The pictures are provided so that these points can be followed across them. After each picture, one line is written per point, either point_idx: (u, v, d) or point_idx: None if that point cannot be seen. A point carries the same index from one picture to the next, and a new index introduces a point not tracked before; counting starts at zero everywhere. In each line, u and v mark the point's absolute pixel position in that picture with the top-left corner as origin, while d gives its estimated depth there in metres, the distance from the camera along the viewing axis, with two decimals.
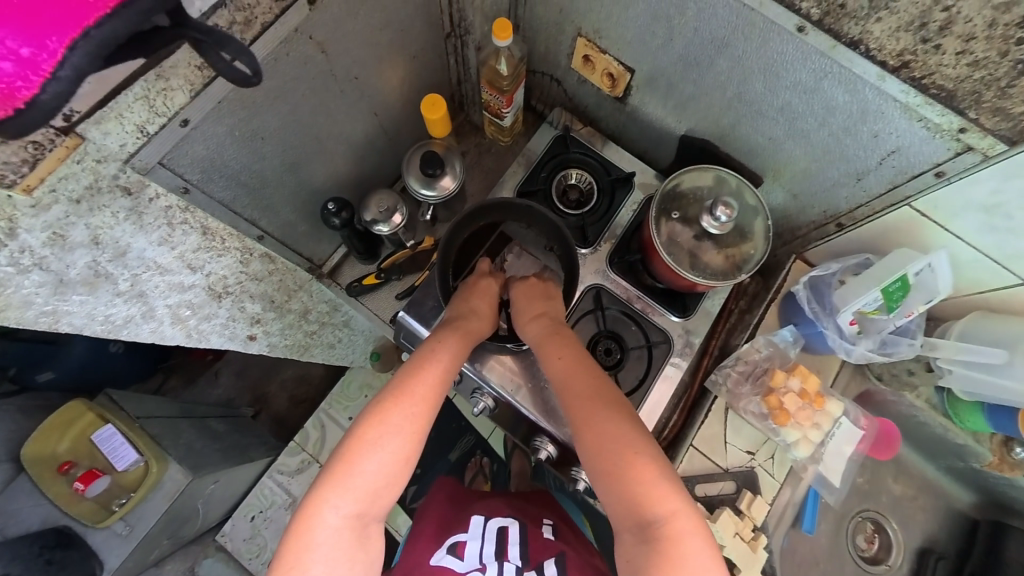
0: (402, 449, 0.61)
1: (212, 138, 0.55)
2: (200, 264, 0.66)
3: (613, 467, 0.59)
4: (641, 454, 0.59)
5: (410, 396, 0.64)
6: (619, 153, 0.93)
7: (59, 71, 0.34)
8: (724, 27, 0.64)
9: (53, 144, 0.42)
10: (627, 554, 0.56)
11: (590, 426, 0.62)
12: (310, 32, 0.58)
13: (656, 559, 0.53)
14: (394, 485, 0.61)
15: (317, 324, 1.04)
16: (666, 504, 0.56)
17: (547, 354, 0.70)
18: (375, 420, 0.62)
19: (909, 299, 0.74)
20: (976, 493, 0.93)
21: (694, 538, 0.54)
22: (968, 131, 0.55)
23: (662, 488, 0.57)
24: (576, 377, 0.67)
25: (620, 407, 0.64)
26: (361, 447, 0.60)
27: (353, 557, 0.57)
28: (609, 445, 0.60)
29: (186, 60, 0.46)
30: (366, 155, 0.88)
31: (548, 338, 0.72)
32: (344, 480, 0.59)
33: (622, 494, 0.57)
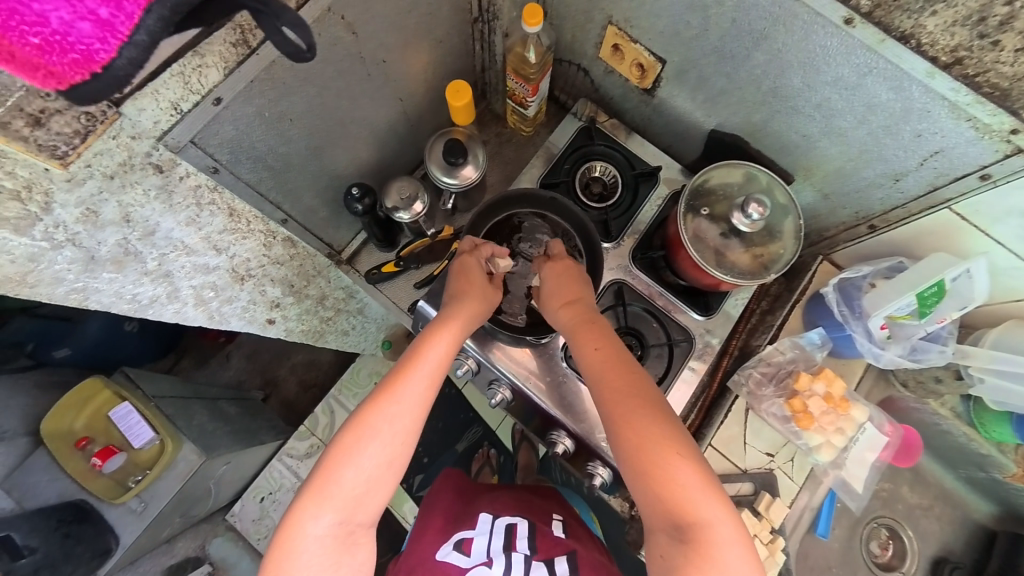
0: (386, 454, 0.60)
1: (241, 118, 0.54)
2: (224, 246, 0.65)
3: (652, 467, 0.57)
4: (681, 457, 0.57)
5: (396, 400, 0.61)
6: (643, 147, 0.92)
7: (136, 35, 0.31)
8: (765, 18, 0.62)
9: (106, 114, 0.42)
10: (661, 551, 0.56)
11: (630, 424, 0.60)
12: (341, 11, 0.57)
13: (691, 557, 0.54)
14: (381, 489, 0.60)
15: (333, 311, 1.04)
16: (706, 508, 0.55)
17: (582, 344, 0.67)
18: (358, 429, 0.60)
19: (945, 305, 0.71)
20: (995, 505, 0.92)
21: (728, 541, 0.54)
22: (1020, 132, 0.52)
23: (702, 491, 0.55)
24: (611, 371, 0.64)
25: (660, 405, 0.61)
26: (341, 457, 0.59)
27: (339, 563, 0.57)
28: (651, 444, 0.58)
29: (222, 37, 0.45)
30: (388, 141, 0.87)
31: (581, 328, 0.69)
32: (323, 491, 0.58)
33: (660, 494, 0.56)
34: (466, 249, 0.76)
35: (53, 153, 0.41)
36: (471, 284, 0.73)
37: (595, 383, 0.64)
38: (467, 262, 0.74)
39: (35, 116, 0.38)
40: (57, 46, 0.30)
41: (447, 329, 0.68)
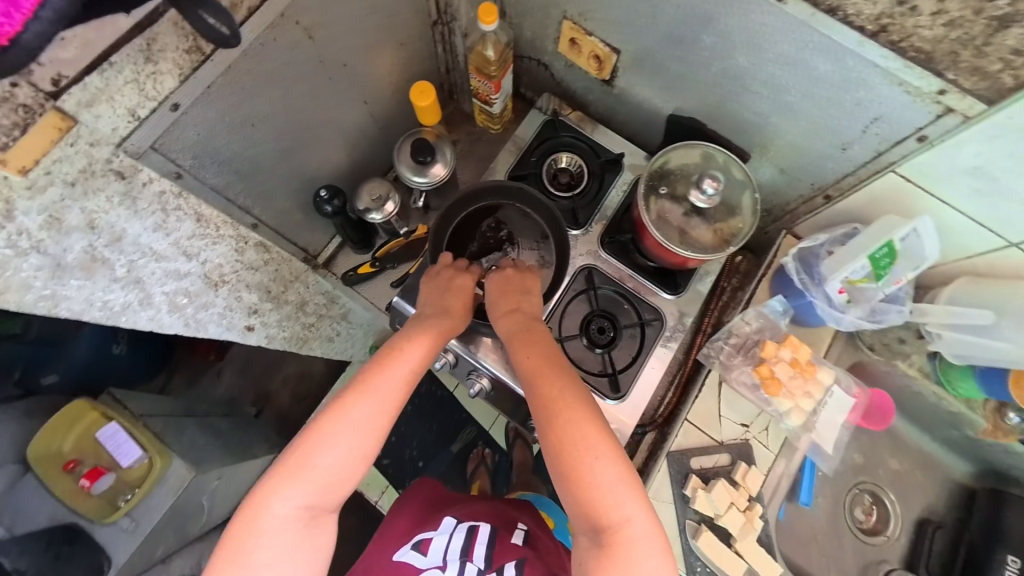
0: (359, 447, 0.60)
1: (202, 123, 0.56)
2: (195, 251, 0.66)
3: (569, 472, 0.57)
4: (600, 461, 0.57)
5: (372, 393, 0.62)
6: (608, 136, 0.95)
7: (40, 12, 0.33)
8: (707, 3, 0.65)
9: (44, 106, 0.42)
10: (582, 553, 0.58)
11: (552, 428, 0.60)
12: (297, 17, 0.58)
13: (605, 561, 0.55)
14: (350, 478, 0.61)
15: (315, 316, 1.05)
16: (620, 510, 0.56)
17: (517, 350, 0.68)
18: (333, 416, 0.61)
19: (900, 266, 0.73)
20: (971, 462, 0.94)
21: (645, 543, 0.55)
22: (948, 92, 0.55)
23: (621, 496, 0.56)
24: (542, 378, 0.64)
25: (586, 411, 0.60)
26: (313, 443, 0.59)
27: (300, 545, 0.58)
28: (570, 450, 0.58)
29: (174, 44, 0.47)
30: (359, 145, 0.89)
31: (518, 336, 0.70)
32: (293, 474, 0.58)
33: (578, 499, 0.57)
34: (445, 263, 0.79)
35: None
36: (456, 298, 0.75)
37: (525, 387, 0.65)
38: (458, 279, 0.77)
39: None
40: None
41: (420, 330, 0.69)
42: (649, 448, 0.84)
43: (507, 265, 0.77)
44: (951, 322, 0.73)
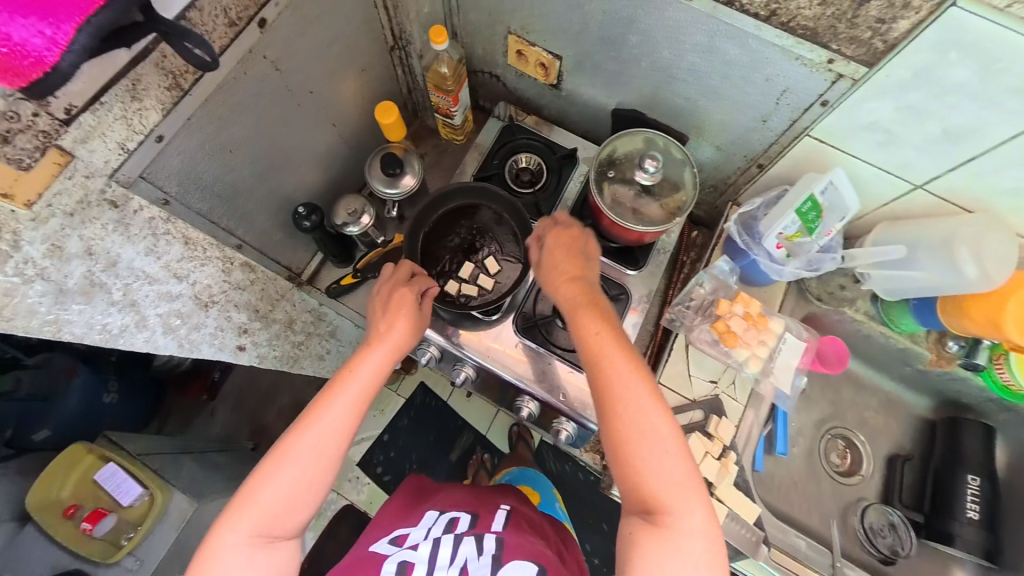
0: (303, 477, 0.64)
1: (185, 152, 0.62)
2: (185, 273, 0.71)
3: (633, 452, 0.56)
4: (663, 448, 0.56)
5: (315, 424, 0.66)
6: (562, 135, 1.03)
7: (74, 46, 0.38)
8: (628, 6, 0.74)
9: (61, 130, 0.48)
10: (629, 530, 0.57)
11: (618, 408, 0.58)
12: (263, 51, 0.65)
13: (658, 544, 0.54)
14: (300, 506, 0.64)
15: (303, 335, 1.10)
16: (679, 497, 0.55)
17: (578, 322, 0.65)
18: (278, 453, 0.65)
19: (827, 217, 0.80)
20: (927, 395, 1.03)
21: (696, 535, 0.54)
22: (836, 61, 0.64)
23: (678, 486, 0.55)
24: (612, 353, 0.61)
25: (651, 400, 0.58)
26: (261, 476, 0.64)
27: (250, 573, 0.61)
28: (633, 437, 0.57)
29: (156, 83, 0.53)
30: (332, 166, 0.96)
31: (582, 305, 0.67)
32: (242, 506, 0.63)
33: (638, 480, 0.56)
34: (395, 281, 0.80)
35: (19, 166, 0.46)
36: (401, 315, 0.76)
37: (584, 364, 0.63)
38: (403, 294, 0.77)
39: (3, 136, 0.44)
40: (13, 54, 0.37)
41: (363, 355, 0.72)
42: None
43: (571, 229, 0.76)
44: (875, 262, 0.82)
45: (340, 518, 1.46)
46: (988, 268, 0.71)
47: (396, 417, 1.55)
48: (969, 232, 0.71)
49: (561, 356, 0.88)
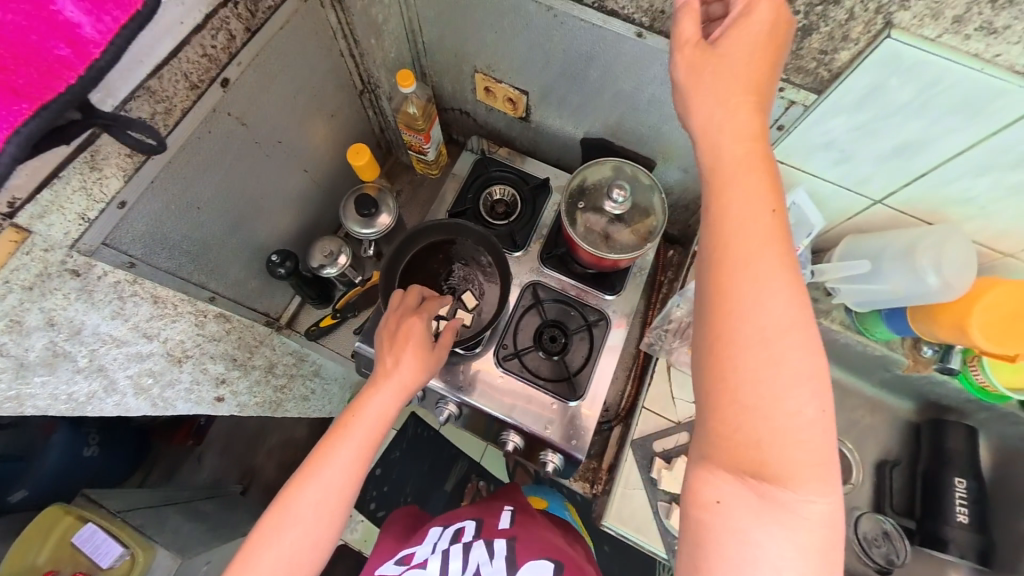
0: (306, 536, 0.63)
1: (150, 215, 0.61)
2: (155, 332, 0.69)
3: (762, 384, 0.41)
4: (796, 401, 0.41)
5: (317, 477, 0.64)
6: (536, 166, 1.05)
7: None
8: (587, 44, 0.76)
9: (3, 226, 0.47)
10: (719, 492, 0.42)
11: (756, 319, 0.42)
12: (227, 109, 0.65)
13: (762, 517, 0.41)
14: (303, 562, 0.62)
15: (285, 377, 1.08)
16: (808, 469, 0.41)
17: (725, 196, 0.44)
18: (279, 510, 0.63)
19: (794, 234, 0.80)
20: (910, 399, 1.04)
21: (807, 524, 0.41)
22: (787, 88, 0.66)
23: (799, 454, 0.41)
24: (767, 240, 0.43)
25: (793, 333, 0.42)
26: (263, 534, 0.62)
27: None
28: (749, 374, 0.42)
29: (115, 150, 0.53)
30: (306, 209, 0.95)
31: (749, 162, 0.44)
32: (245, 564, 0.61)
33: (757, 434, 0.41)
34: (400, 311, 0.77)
35: None
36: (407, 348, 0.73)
37: (707, 258, 0.44)
38: (408, 324, 0.75)
39: None
40: None
41: (366, 398, 0.69)
42: (617, 441, 0.95)
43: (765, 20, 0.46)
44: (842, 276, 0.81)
45: (335, 561, 1.42)
46: (949, 277, 0.70)
47: (388, 451, 1.52)
48: (928, 240, 0.71)
49: (543, 387, 0.89)
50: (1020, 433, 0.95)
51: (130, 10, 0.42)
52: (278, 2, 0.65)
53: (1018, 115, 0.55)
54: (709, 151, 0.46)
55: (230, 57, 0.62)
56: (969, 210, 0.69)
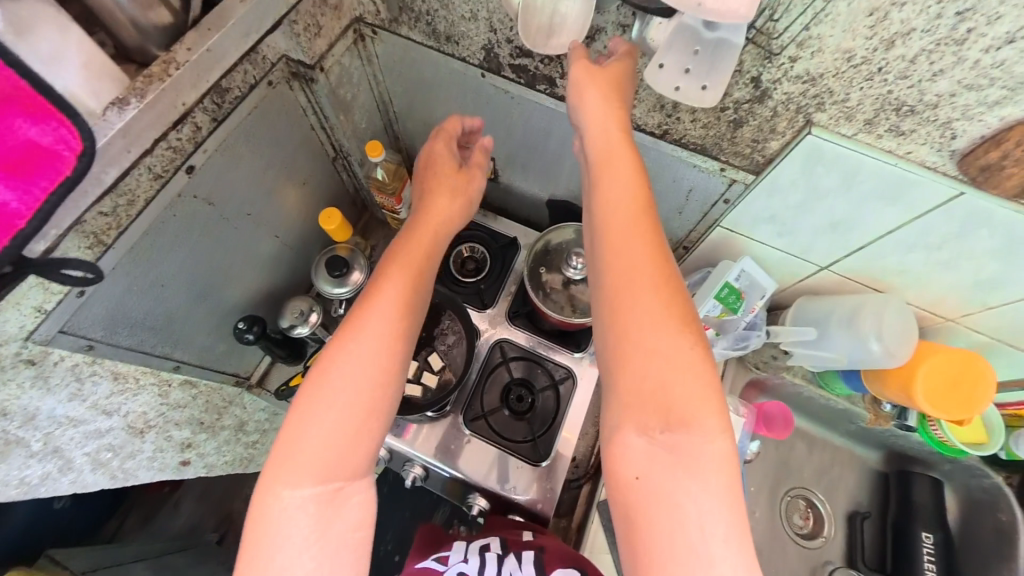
0: (363, 393, 0.52)
1: (111, 298, 0.63)
2: (115, 407, 0.70)
3: (637, 335, 0.49)
4: (680, 344, 0.48)
5: (365, 325, 0.54)
6: (502, 223, 1.07)
7: None
8: (545, 121, 0.80)
9: None
10: (635, 463, 0.47)
11: (628, 276, 0.50)
12: (194, 192, 0.68)
13: (672, 470, 0.46)
14: (357, 449, 0.52)
15: (258, 433, 1.07)
16: (700, 415, 0.47)
17: (602, 179, 0.54)
18: (325, 372, 0.53)
19: (749, 296, 0.84)
20: (877, 449, 1.05)
21: (707, 454, 0.46)
22: (727, 169, 0.69)
23: (689, 385, 0.47)
24: (630, 212, 0.52)
25: (672, 280, 0.50)
26: (307, 402, 0.52)
27: (326, 530, 0.50)
28: (639, 321, 0.49)
29: (76, 245, 0.55)
30: (277, 271, 0.97)
31: (611, 157, 0.54)
32: (291, 460, 0.50)
33: (648, 382, 0.48)
34: (438, 146, 0.70)
35: None
36: (441, 191, 0.67)
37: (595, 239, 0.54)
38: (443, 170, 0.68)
39: None
40: None
41: (392, 264, 0.59)
42: (586, 499, 0.95)
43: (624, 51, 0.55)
44: (795, 339, 0.85)
45: None
46: (890, 344, 0.74)
47: None
48: (871, 308, 0.75)
49: (509, 449, 0.90)
50: (983, 485, 0.96)
51: (58, 178, 0.45)
52: (245, 92, 0.67)
53: (937, 203, 0.58)
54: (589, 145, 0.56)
55: (196, 146, 0.64)
56: (908, 280, 0.72)
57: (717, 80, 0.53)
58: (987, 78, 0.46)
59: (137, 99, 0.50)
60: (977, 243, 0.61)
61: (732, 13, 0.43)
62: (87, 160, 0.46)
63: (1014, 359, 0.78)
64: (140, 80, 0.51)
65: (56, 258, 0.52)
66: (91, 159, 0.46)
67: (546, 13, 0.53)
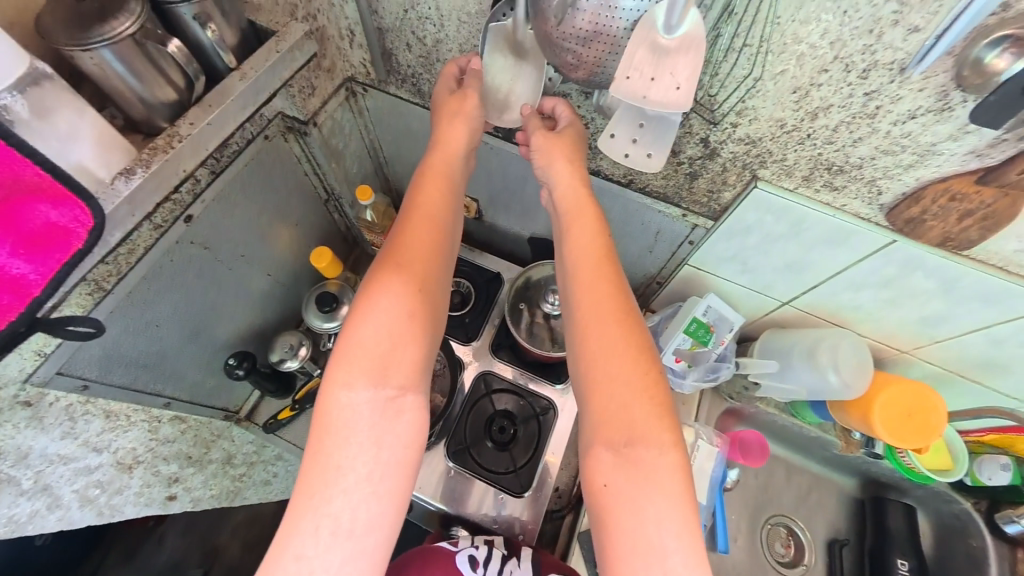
0: (406, 306, 0.55)
1: (108, 340, 0.66)
2: (105, 444, 0.73)
3: (603, 350, 0.53)
4: (637, 364, 0.52)
5: (405, 246, 0.58)
6: (486, 258, 1.11)
7: None
8: (523, 168, 0.86)
9: None
10: (603, 475, 0.50)
11: (591, 304, 0.55)
12: (191, 238, 0.72)
13: (635, 482, 0.49)
14: (406, 353, 0.54)
15: (245, 465, 1.08)
16: (655, 431, 0.50)
17: (571, 228, 0.59)
18: (370, 288, 0.55)
19: (717, 330, 0.89)
20: (853, 476, 1.08)
21: (666, 474, 0.49)
22: (689, 215, 0.75)
23: (647, 407, 0.51)
24: (593, 247, 0.57)
25: (633, 317, 0.55)
26: (355, 315, 0.54)
27: (380, 437, 0.51)
28: (602, 347, 0.53)
29: (79, 292, 0.59)
30: (268, 306, 1.00)
31: (580, 204, 0.60)
32: (350, 357, 0.53)
33: (611, 399, 0.52)
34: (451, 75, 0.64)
35: None
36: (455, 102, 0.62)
37: (565, 276, 0.59)
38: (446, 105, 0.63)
39: None
40: None
41: (431, 188, 0.61)
42: (569, 530, 0.95)
43: (568, 124, 0.63)
44: (760, 371, 0.90)
45: None
46: (846, 376, 0.79)
47: None
48: (828, 343, 0.80)
49: (491, 480, 0.92)
50: (954, 510, 0.99)
51: (68, 252, 0.49)
52: (242, 146, 0.73)
53: (874, 249, 0.64)
54: (559, 201, 0.61)
55: (195, 196, 0.69)
56: (859, 315, 0.77)
57: (660, 150, 0.59)
58: (899, 145, 0.52)
59: (142, 168, 0.55)
60: (912, 284, 0.67)
61: (674, 103, 0.50)
62: (96, 233, 0.51)
63: (967, 389, 0.83)
64: (146, 152, 0.56)
65: (57, 318, 0.56)
66: (100, 232, 0.51)
67: (501, 93, 0.64)
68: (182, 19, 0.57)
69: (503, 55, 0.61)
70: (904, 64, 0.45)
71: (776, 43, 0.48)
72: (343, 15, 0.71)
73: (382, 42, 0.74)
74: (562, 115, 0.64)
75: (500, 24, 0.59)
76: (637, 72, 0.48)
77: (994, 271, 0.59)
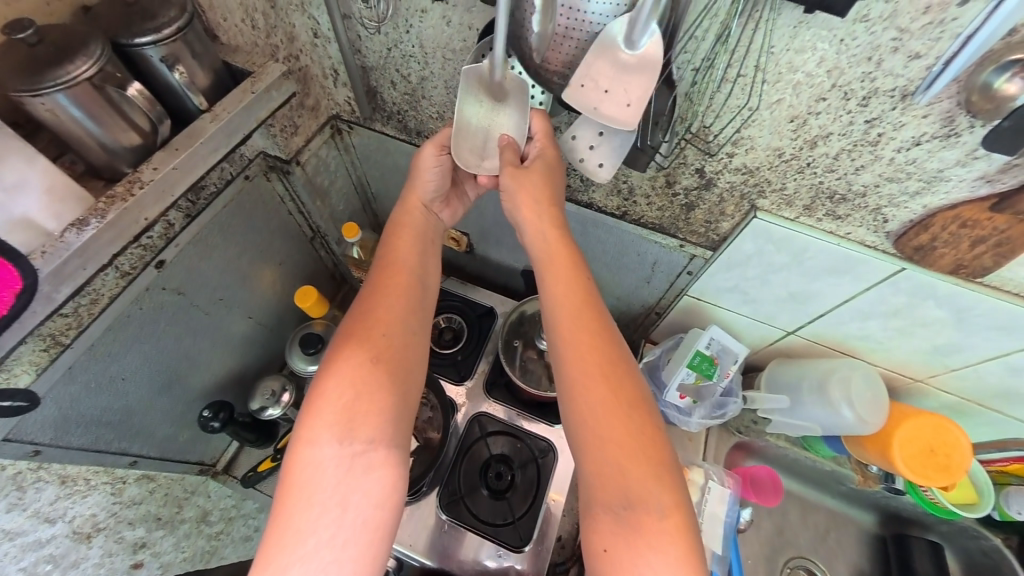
0: (377, 353, 0.52)
1: (65, 399, 0.61)
2: (60, 513, 0.66)
3: (589, 398, 0.49)
4: (627, 415, 0.48)
5: (380, 292, 0.57)
6: (479, 292, 1.07)
7: None
8: None
9: None
10: (602, 539, 0.45)
11: (574, 350, 0.52)
12: (163, 284, 0.68)
13: (638, 548, 0.44)
14: (376, 403, 0.50)
15: (222, 522, 0.98)
16: (652, 489, 0.46)
17: (545, 278, 0.56)
18: (344, 337, 0.53)
19: (721, 362, 0.84)
20: (874, 513, 1.01)
21: (668, 537, 0.44)
22: (687, 245, 0.72)
23: (641, 463, 0.47)
24: (572, 290, 0.54)
25: (620, 364, 0.51)
26: (327, 365, 0.52)
27: (346, 497, 0.46)
28: (588, 396, 0.49)
29: (31, 349, 0.54)
30: (249, 350, 0.95)
31: (554, 250, 0.56)
32: (318, 409, 0.49)
33: (602, 454, 0.47)
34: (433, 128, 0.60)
35: None
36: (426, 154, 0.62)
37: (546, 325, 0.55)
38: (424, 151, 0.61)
39: None
40: None
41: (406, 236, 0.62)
42: None
43: (538, 162, 0.56)
44: (770, 406, 0.85)
45: None
46: (860, 409, 0.74)
47: None
48: (840, 375, 0.76)
49: (489, 534, 0.85)
50: (982, 547, 0.94)
51: None
52: (221, 187, 0.70)
53: (882, 278, 0.61)
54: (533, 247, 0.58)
55: (168, 240, 0.66)
56: (869, 345, 0.74)
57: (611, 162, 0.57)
58: (904, 173, 0.50)
59: (98, 218, 0.52)
60: (923, 313, 0.63)
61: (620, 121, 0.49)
62: (26, 297, 0.46)
63: (986, 419, 0.79)
64: (102, 201, 0.53)
65: None
66: (31, 296, 0.46)
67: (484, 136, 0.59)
68: (150, 61, 0.56)
69: (479, 98, 0.56)
70: (908, 90, 0.43)
71: (771, 73, 0.46)
72: (326, 55, 0.71)
73: (366, 80, 0.72)
74: (539, 132, 0.57)
75: (473, 68, 0.54)
76: (593, 82, 0.48)
77: (1012, 300, 0.56)
